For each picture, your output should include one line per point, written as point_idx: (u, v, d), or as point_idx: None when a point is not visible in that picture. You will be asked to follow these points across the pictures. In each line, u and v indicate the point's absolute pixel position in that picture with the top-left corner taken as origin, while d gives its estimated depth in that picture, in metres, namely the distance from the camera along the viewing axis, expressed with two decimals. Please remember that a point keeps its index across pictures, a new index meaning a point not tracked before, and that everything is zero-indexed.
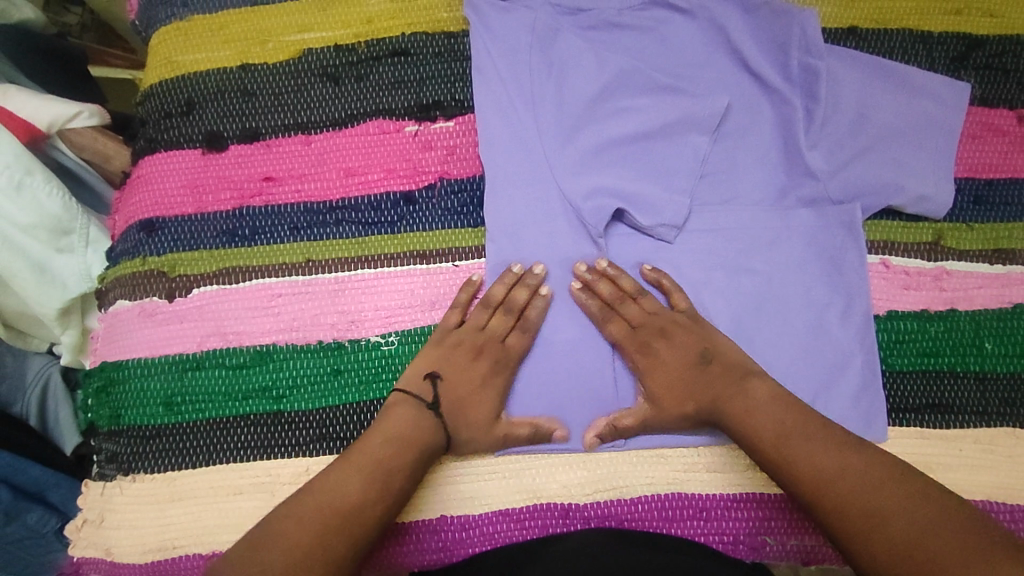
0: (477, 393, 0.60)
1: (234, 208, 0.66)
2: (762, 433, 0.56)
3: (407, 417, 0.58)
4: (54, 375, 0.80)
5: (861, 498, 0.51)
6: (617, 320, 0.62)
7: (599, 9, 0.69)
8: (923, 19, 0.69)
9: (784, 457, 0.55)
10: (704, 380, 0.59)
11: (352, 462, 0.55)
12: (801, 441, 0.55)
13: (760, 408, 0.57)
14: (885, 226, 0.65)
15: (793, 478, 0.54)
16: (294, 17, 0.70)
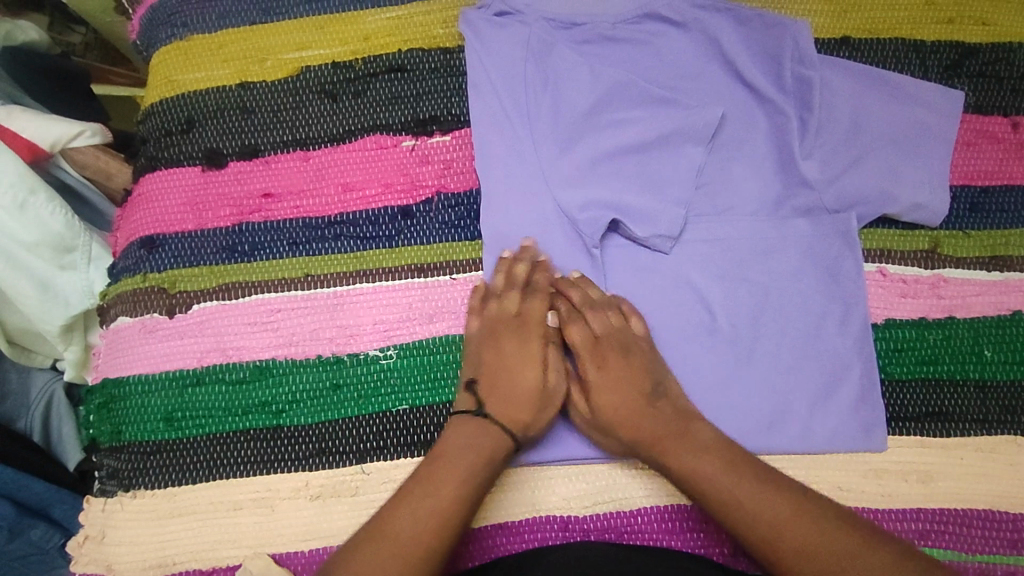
0: (520, 366, 0.61)
1: (234, 224, 0.67)
2: (708, 478, 0.55)
3: (477, 432, 0.58)
4: (58, 390, 0.83)
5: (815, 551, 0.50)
6: (581, 323, 0.62)
7: (593, 24, 0.69)
8: (916, 28, 0.69)
9: (731, 506, 0.54)
10: (651, 404, 0.59)
11: (442, 487, 0.54)
12: (740, 488, 0.54)
13: (706, 449, 0.56)
14: (880, 235, 0.65)
15: (747, 530, 0.53)
16: (292, 35, 0.71)
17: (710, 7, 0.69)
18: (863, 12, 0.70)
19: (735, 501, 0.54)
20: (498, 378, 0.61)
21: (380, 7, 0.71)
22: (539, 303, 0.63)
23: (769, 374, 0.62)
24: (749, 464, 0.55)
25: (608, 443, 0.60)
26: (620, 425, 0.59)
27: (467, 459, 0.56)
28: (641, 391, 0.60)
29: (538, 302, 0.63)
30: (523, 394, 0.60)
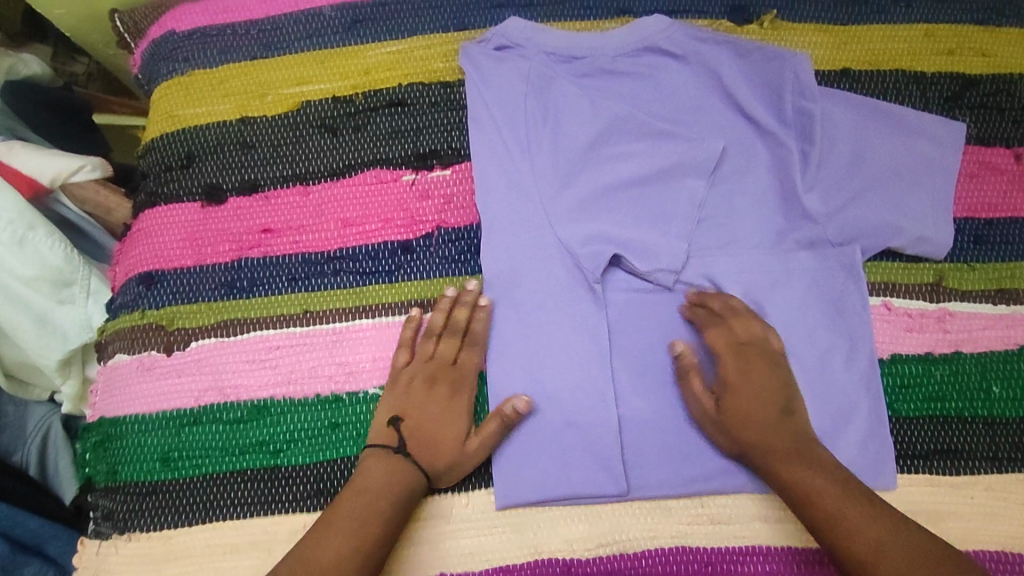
0: (441, 416, 0.60)
1: (233, 260, 0.67)
2: (820, 498, 0.54)
3: (381, 464, 0.58)
4: (54, 425, 0.81)
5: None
6: (719, 329, 0.61)
7: (593, 57, 0.69)
8: (916, 60, 0.69)
9: (834, 525, 0.52)
10: (780, 416, 0.58)
11: (339, 520, 0.55)
12: (849, 512, 0.52)
13: (817, 471, 0.55)
14: (885, 268, 0.64)
15: (849, 554, 0.51)
16: (292, 70, 0.71)
17: (709, 40, 0.69)
18: (863, 43, 0.70)
19: (841, 521, 0.52)
20: (425, 421, 0.60)
21: (380, 42, 0.71)
22: (474, 354, 0.62)
23: None
24: (860, 491, 0.54)
25: (724, 442, 0.59)
26: (750, 428, 0.58)
27: (361, 494, 0.56)
28: (774, 400, 0.58)
29: (473, 351, 0.62)
30: (444, 441, 0.59)
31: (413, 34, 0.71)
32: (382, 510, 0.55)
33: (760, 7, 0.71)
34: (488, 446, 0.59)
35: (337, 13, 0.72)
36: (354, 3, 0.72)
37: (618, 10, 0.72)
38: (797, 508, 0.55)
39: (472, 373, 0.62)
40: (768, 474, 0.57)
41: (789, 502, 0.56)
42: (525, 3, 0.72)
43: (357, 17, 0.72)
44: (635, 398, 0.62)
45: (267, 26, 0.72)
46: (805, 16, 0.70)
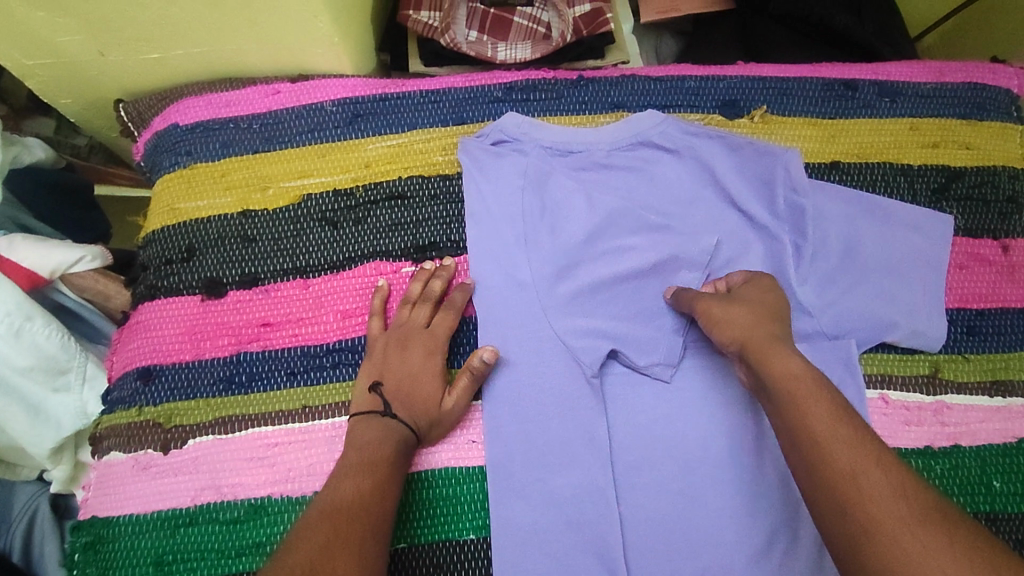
0: (419, 375, 0.63)
1: (232, 354, 0.67)
2: (802, 392, 0.51)
3: (379, 418, 0.59)
4: (43, 504, 0.80)
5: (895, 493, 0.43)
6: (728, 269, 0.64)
7: (588, 150, 0.71)
8: (902, 153, 0.71)
9: (815, 431, 0.48)
10: (782, 329, 0.57)
11: (352, 466, 0.55)
12: (829, 414, 0.49)
13: (812, 373, 0.52)
14: (880, 359, 0.65)
15: (823, 448, 0.47)
16: (294, 164, 0.72)
17: (702, 134, 0.71)
18: (851, 137, 0.72)
19: (819, 421, 0.48)
20: (403, 379, 0.62)
21: (381, 136, 0.73)
22: (448, 317, 0.65)
23: (776, 503, 0.61)
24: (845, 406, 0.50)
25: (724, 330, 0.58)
26: (750, 317, 0.58)
27: (368, 445, 0.57)
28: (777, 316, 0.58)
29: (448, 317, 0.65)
30: (427, 394, 0.62)
31: (413, 128, 0.73)
32: (388, 455, 0.57)
33: (750, 102, 0.74)
34: (465, 399, 0.63)
35: (339, 108, 0.74)
36: (355, 98, 0.74)
37: (613, 105, 0.74)
38: (777, 402, 0.52)
39: (445, 334, 0.65)
40: (758, 358, 0.55)
41: (771, 398, 0.53)
42: (522, 99, 0.74)
43: (358, 112, 0.74)
44: (635, 492, 0.62)
45: (270, 120, 0.74)
46: (794, 111, 0.73)
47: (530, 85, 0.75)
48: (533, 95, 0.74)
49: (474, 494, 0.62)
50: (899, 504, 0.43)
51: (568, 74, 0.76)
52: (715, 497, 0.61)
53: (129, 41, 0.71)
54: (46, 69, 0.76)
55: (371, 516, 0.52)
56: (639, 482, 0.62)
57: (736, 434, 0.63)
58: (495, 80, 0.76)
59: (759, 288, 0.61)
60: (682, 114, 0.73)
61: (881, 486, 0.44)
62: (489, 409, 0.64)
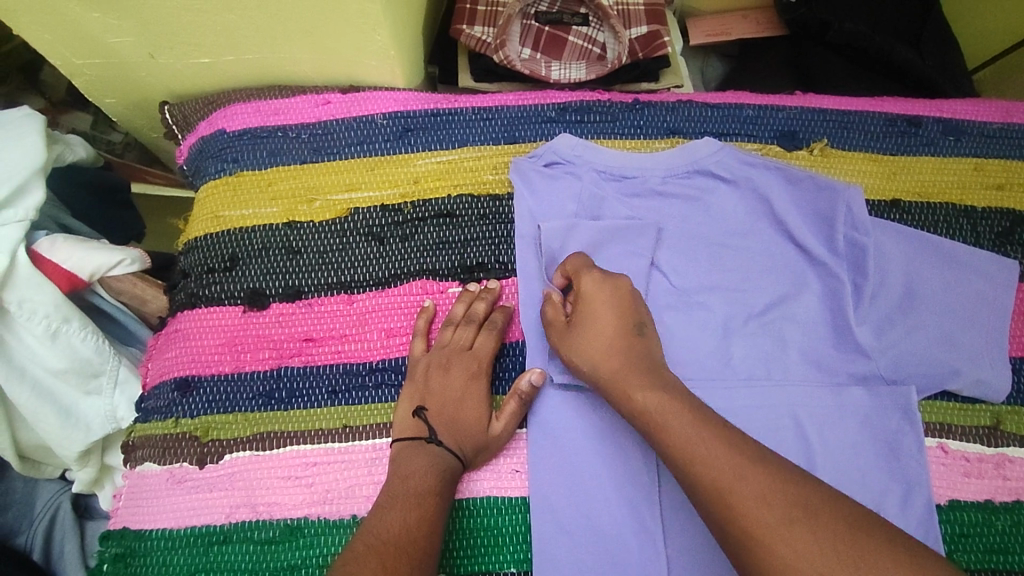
0: (462, 401, 0.62)
1: (272, 368, 0.65)
2: (668, 423, 0.50)
3: (428, 448, 0.59)
4: (64, 503, 0.79)
5: (772, 506, 0.43)
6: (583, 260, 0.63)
7: (642, 176, 0.70)
8: (966, 193, 0.69)
9: (694, 463, 0.47)
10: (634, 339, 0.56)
11: (398, 497, 0.55)
12: (702, 440, 0.48)
13: (669, 397, 0.52)
14: (939, 408, 0.63)
15: (705, 484, 0.46)
16: (342, 176, 0.71)
17: (760, 165, 0.69)
18: (914, 174, 0.70)
19: (692, 448, 0.48)
20: (446, 405, 0.61)
21: (431, 151, 0.72)
22: (491, 338, 0.64)
23: None
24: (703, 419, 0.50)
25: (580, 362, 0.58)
26: (601, 339, 0.57)
27: (415, 475, 0.56)
28: (622, 324, 0.57)
29: (492, 341, 0.64)
30: (469, 419, 0.61)
31: (463, 145, 0.72)
32: (436, 488, 0.56)
33: (809, 135, 0.72)
34: (512, 425, 0.61)
35: (390, 121, 0.72)
36: (407, 112, 0.73)
37: (668, 131, 0.73)
38: (651, 441, 0.51)
39: (488, 356, 0.63)
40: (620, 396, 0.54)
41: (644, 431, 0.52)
42: (576, 120, 0.73)
43: (409, 126, 0.72)
44: (683, 533, 0.59)
45: (320, 131, 0.73)
46: (854, 145, 0.71)
47: (585, 106, 0.74)
48: (588, 117, 0.73)
49: (514, 526, 0.60)
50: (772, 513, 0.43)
51: (623, 97, 0.75)
52: None
53: (182, 45, 0.71)
54: (96, 69, 0.75)
55: (418, 550, 0.51)
56: (684, 524, 0.60)
57: None
58: (549, 99, 0.74)
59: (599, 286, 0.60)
60: (738, 143, 0.72)
61: (763, 508, 0.43)
62: (532, 438, 0.62)
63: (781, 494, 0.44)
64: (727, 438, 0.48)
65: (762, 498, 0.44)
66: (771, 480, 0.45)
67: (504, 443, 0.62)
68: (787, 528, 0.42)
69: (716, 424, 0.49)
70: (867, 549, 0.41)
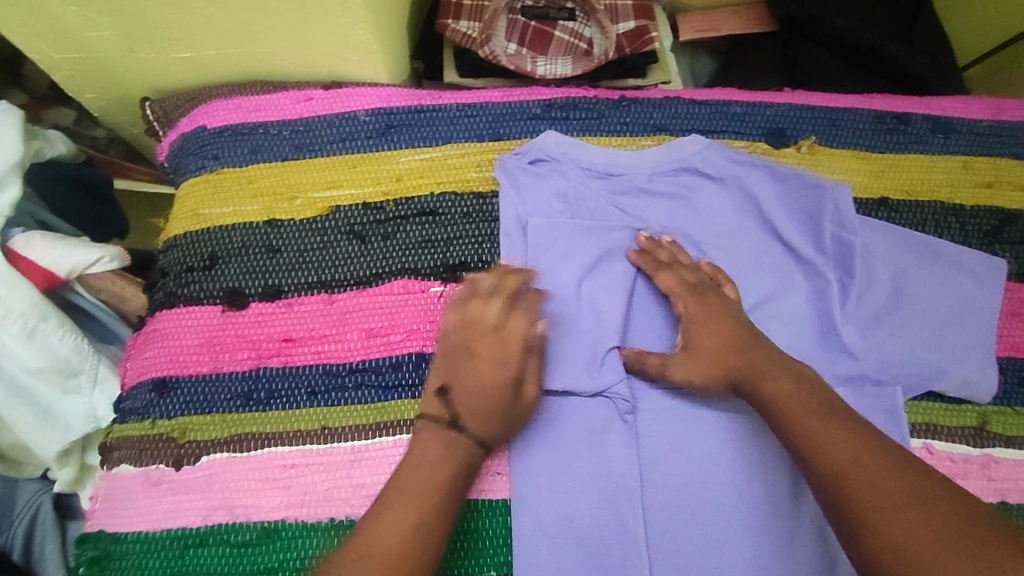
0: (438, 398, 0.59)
1: (251, 369, 0.64)
2: (788, 406, 0.53)
3: (446, 434, 0.56)
4: (45, 503, 0.78)
5: (887, 491, 0.47)
6: (670, 273, 0.64)
7: (629, 173, 0.70)
8: (955, 191, 0.69)
9: (811, 438, 0.51)
10: (749, 337, 0.59)
11: (404, 492, 0.53)
12: (825, 428, 0.51)
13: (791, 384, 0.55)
14: (925, 407, 0.62)
15: (821, 464, 0.50)
16: (324, 173, 0.70)
17: (747, 162, 0.69)
18: (902, 172, 0.69)
19: (814, 432, 0.51)
20: (473, 395, 0.57)
21: (414, 148, 0.71)
22: None
23: (811, 553, 0.58)
24: (831, 404, 0.53)
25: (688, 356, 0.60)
26: (714, 334, 0.60)
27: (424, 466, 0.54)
28: (727, 326, 0.60)
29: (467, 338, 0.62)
30: (486, 407, 0.57)
31: (448, 142, 0.71)
32: (445, 485, 0.54)
33: (798, 132, 0.71)
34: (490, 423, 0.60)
35: (373, 118, 0.71)
36: (390, 108, 0.72)
37: (654, 128, 0.72)
38: (774, 424, 0.54)
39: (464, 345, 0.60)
40: (747, 386, 0.57)
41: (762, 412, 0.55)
42: (561, 117, 0.72)
43: (392, 123, 0.71)
44: (666, 535, 0.59)
45: (301, 127, 0.71)
46: (842, 142, 0.70)
47: (571, 102, 0.73)
48: (573, 113, 0.72)
49: (497, 528, 0.59)
50: (888, 493, 0.47)
51: (610, 93, 0.74)
52: (750, 543, 0.58)
53: (160, 40, 0.69)
54: (74, 63, 0.74)
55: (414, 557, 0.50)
56: (669, 527, 0.59)
57: (771, 481, 0.60)
58: (534, 96, 0.73)
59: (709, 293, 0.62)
60: (726, 140, 0.71)
61: (875, 487, 0.47)
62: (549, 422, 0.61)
63: (899, 482, 0.47)
64: (855, 425, 0.51)
65: (878, 482, 0.47)
66: (891, 469, 0.48)
67: (515, 432, 0.60)
68: (898, 511, 0.46)
69: (839, 412, 0.52)
70: (971, 537, 0.43)
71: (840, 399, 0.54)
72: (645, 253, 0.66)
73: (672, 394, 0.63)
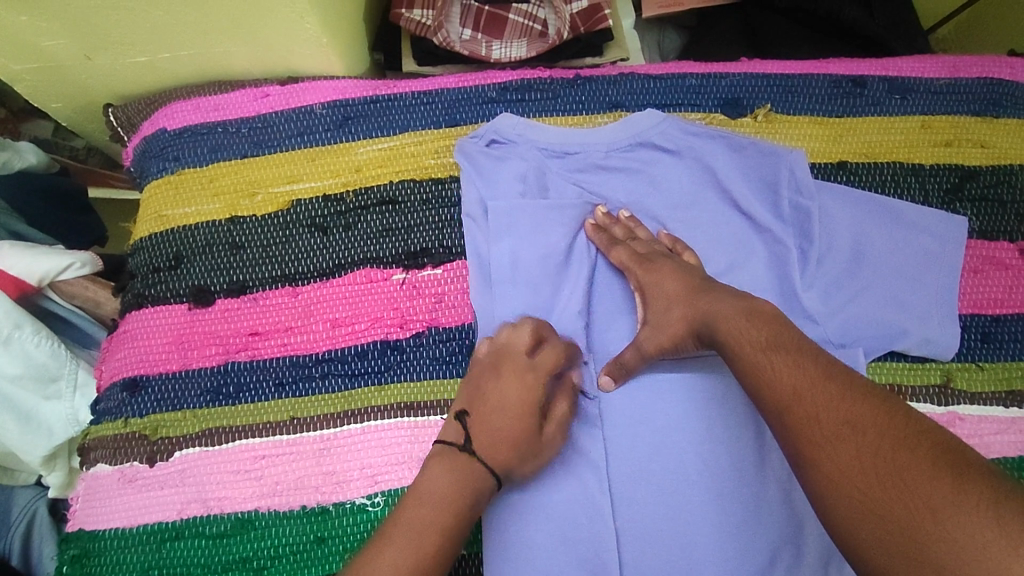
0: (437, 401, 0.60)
1: (220, 364, 0.65)
2: (735, 340, 0.51)
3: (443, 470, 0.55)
4: (41, 508, 0.76)
5: (822, 422, 0.44)
6: (622, 248, 0.64)
7: (586, 152, 0.70)
8: (913, 152, 0.68)
9: (759, 372, 0.49)
10: (699, 287, 0.58)
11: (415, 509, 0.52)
12: (771, 359, 0.48)
13: (742, 315, 0.52)
14: (889, 368, 0.63)
15: (766, 400, 0.48)
16: (283, 168, 0.71)
17: (702, 134, 0.69)
18: (860, 135, 0.69)
19: (759, 366, 0.49)
20: (493, 416, 0.58)
21: (372, 139, 0.71)
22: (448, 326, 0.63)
23: (778, 516, 0.59)
24: (782, 334, 0.50)
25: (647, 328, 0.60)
26: (670, 286, 0.59)
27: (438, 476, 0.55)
28: (684, 277, 0.59)
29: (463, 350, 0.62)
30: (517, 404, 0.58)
31: (405, 130, 0.72)
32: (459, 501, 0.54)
33: (754, 101, 0.71)
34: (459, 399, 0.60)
35: (329, 110, 0.72)
36: (346, 100, 0.72)
37: (610, 105, 0.72)
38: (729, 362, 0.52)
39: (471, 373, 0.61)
40: (699, 331, 0.55)
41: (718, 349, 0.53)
42: (517, 99, 0.72)
43: (348, 114, 0.72)
44: (632, 506, 0.60)
45: (259, 124, 0.72)
46: (799, 109, 0.70)
47: (526, 85, 0.73)
48: (528, 95, 0.72)
49: None
50: (824, 425, 0.44)
51: (565, 73, 0.74)
52: (718, 510, 0.58)
53: (115, 45, 0.70)
54: (35, 74, 0.75)
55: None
56: (635, 497, 0.60)
57: (737, 448, 0.60)
58: (489, 80, 0.74)
59: (666, 265, 0.61)
60: (682, 113, 0.71)
61: (809, 420, 0.44)
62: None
63: (835, 412, 0.44)
64: (807, 356, 0.48)
65: (815, 414, 0.44)
66: (835, 397, 0.45)
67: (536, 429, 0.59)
68: (831, 442, 0.43)
69: (792, 344, 0.49)
70: (904, 463, 0.40)
71: (795, 331, 0.50)
72: (601, 227, 0.67)
73: None
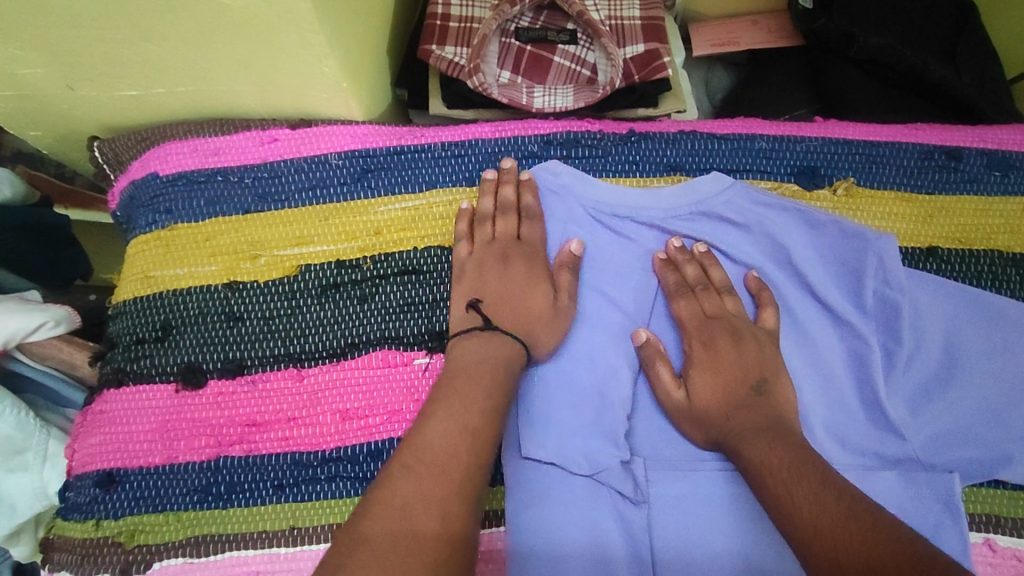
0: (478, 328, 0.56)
1: (210, 459, 0.56)
2: (785, 479, 0.48)
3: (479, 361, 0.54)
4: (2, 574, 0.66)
5: (846, 565, 0.41)
6: (689, 300, 0.58)
7: (640, 220, 0.61)
8: (1013, 238, 0.60)
9: (786, 500, 0.47)
10: (750, 393, 0.54)
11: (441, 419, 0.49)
12: (795, 489, 0.47)
13: (792, 455, 0.49)
14: (984, 496, 0.54)
15: (789, 533, 0.45)
16: (292, 227, 0.61)
17: (775, 206, 0.60)
18: (953, 217, 0.60)
19: (786, 498, 0.47)
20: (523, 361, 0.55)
21: (394, 196, 0.62)
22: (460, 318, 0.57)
23: None
24: (812, 459, 0.49)
25: (703, 434, 0.54)
26: (724, 382, 0.55)
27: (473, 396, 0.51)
28: (737, 387, 0.55)
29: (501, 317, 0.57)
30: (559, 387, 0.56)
31: (432, 187, 0.62)
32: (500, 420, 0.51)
33: (833, 171, 0.62)
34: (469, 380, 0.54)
35: (347, 161, 0.63)
36: (366, 151, 0.63)
37: (668, 166, 0.63)
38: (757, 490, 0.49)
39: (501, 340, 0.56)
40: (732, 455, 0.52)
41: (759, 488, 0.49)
42: (562, 155, 0.63)
43: (369, 166, 0.63)
44: None
45: (264, 173, 0.63)
46: (884, 182, 0.62)
47: (572, 138, 0.64)
48: (575, 151, 0.63)
49: None
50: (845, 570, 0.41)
51: (617, 127, 0.65)
52: None
53: (103, 77, 0.60)
54: (10, 101, 0.65)
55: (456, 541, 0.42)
56: None
57: None
58: (531, 130, 0.65)
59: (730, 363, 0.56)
60: (752, 181, 0.62)
61: (832, 557, 0.42)
62: (511, 512, 0.53)
63: (856, 554, 0.41)
64: (831, 490, 0.46)
65: (838, 557, 0.42)
66: (857, 541, 0.42)
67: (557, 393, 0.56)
68: None
69: (818, 474, 0.47)
70: None
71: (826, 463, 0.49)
72: (670, 263, 0.60)
73: (692, 481, 0.54)
